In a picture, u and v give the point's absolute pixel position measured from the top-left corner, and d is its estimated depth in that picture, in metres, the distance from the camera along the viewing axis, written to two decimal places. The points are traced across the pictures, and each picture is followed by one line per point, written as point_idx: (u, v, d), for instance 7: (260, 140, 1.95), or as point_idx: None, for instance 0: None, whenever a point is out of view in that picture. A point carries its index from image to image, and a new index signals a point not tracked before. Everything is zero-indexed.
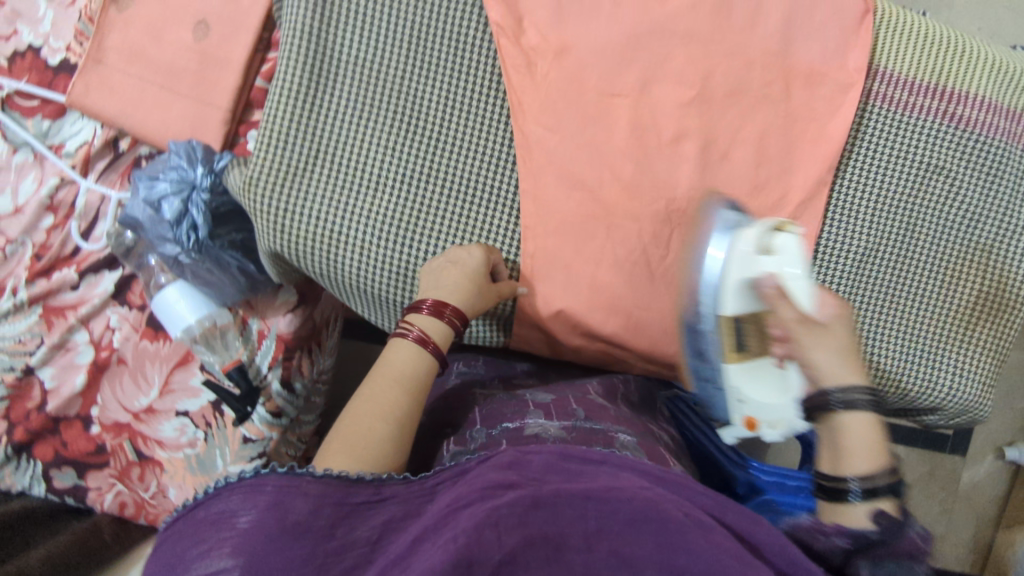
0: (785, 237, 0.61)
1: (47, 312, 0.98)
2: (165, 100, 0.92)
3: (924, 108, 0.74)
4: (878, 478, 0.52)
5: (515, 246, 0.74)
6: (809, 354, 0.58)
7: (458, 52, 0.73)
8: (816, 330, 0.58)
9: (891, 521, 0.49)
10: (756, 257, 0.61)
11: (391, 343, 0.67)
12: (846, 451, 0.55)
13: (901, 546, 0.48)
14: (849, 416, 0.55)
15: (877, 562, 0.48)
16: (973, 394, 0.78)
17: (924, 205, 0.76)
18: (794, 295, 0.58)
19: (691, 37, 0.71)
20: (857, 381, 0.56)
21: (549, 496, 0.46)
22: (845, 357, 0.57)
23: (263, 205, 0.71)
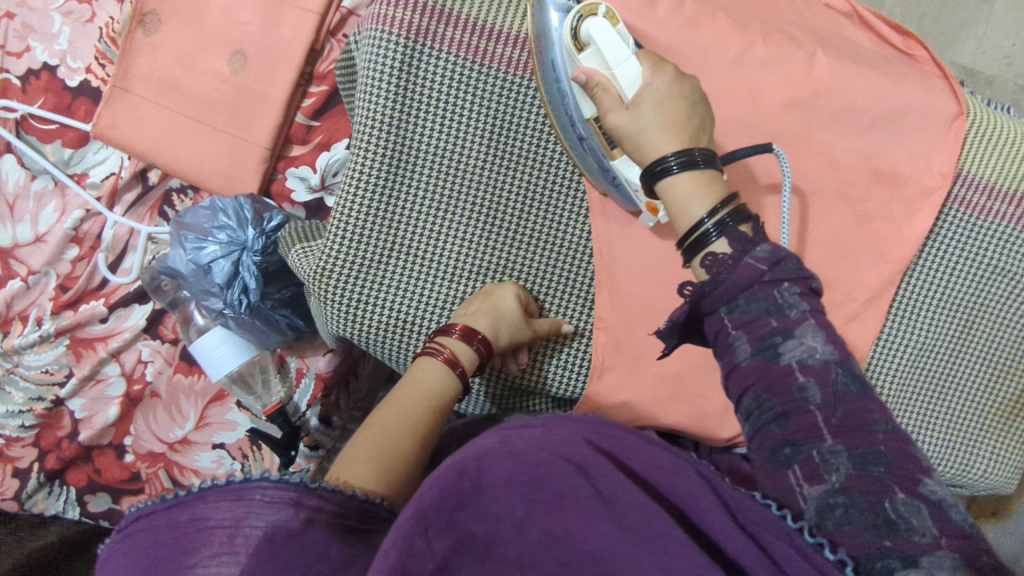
0: (595, 24, 0.58)
1: (75, 344, 0.94)
2: (199, 133, 0.87)
3: (998, 214, 0.73)
4: (723, 210, 0.51)
5: (586, 342, 0.73)
6: (619, 131, 0.57)
7: (542, 147, 0.70)
8: (620, 113, 0.56)
9: (722, 261, 0.50)
10: (575, 56, 0.59)
11: (422, 364, 0.63)
12: (680, 209, 0.53)
13: (737, 280, 0.49)
14: (677, 178, 0.53)
15: (731, 302, 0.49)
16: (1008, 479, 0.81)
17: (990, 305, 0.76)
18: (613, 82, 0.57)
19: (778, 134, 0.69)
20: (688, 144, 0.54)
21: (478, 481, 0.45)
22: (664, 125, 0.55)
23: (332, 296, 0.68)
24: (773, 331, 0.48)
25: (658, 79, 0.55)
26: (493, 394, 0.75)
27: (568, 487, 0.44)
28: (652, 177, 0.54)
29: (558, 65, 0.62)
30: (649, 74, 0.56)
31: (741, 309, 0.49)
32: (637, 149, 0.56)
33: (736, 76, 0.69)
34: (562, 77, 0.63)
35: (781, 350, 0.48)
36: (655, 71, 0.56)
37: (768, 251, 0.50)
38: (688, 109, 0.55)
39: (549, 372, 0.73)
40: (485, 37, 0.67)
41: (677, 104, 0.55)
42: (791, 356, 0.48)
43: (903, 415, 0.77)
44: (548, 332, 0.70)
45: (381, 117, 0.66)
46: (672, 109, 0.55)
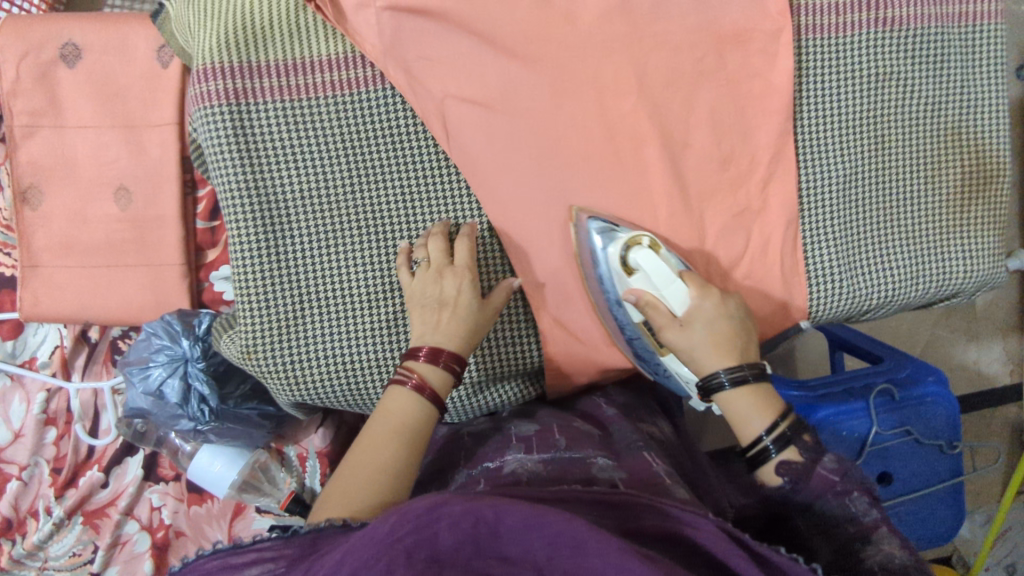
0: (641, 254, 0.66)
1: (89, 518, 0.93)
2: (116, 276, 0.89)
3: (855, 25, 0.72)
4: (782, 424, 0.60)
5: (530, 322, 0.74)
6: (673, 344, 0.65)
7: (401, 150, 0.69)
8: (673, 329, 0.65)
9: (795, 469, 0.58)
10: (625, 278, 0.67)
11: (393, 396, 0.63)
12: (736, 419, 0.63)
13: (812, 487, 0.56)
14: (735, 393, 0.63)
15: (807, 506, 0.56)
16: (991, 266, 0.78)
17: (887, 113, 0.74)
18: (662, 301, 0.66)
19: (612, 44, 0.69)
20: (738, 361, 0.63)
21: (495, 529, 0.40)
22: (714, 348, 0.64)
23: (267, 366, 0.69)
24: (833, 507, 0.55)
25: (706, 301, 0.65)
26: (471, 397, 0.75)
27: (591, 536, 0.38)
28: (710, 389, 0.64)
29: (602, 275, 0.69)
30: (696, 295, 0.65)
31: (818, 513, 0.55)
32: (692, 363, 0.65)
33: (550, 6, 0.68)
34: (608, 286, 0.69)
35: (853, 518, 0.54)
36: (702, 295, 0.65)
37: (835, 462, 0.58)
38: (733, 330, 0.65)
39: (513, 359, 0.74)
40: (302, 72, 0.66)
41: (722, 324, 0.65)
42: (874, 561, 0.51)
43: (855, 253, 0.76)
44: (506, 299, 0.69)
45: (239, 186, 0.66)
46: (721, 331, 0.64)
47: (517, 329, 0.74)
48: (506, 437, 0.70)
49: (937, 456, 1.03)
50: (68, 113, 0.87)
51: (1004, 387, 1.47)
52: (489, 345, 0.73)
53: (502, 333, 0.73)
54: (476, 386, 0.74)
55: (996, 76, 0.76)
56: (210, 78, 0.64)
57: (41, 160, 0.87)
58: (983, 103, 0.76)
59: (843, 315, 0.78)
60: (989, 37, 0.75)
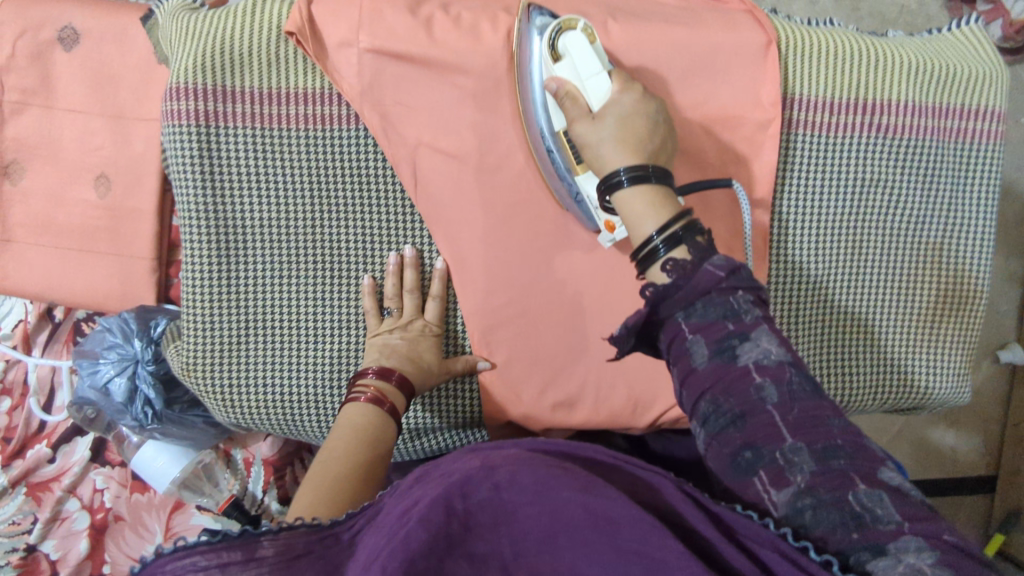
0: (571, 38, 0.59)
1: (32, 490, 0.94)
2: (86, 262, 0.89)
3: (848, 126, 0.71)
4: (674, 226, 0.51)
5: (473, 383, 0.74)
6: (582, 139, 0.58)
7: (367, 191, 0.68)
8: (586, 122, 0.58)
9: (682, 267, 0.49)
10: (550, 65, 0.61)
11: (353, 411, 0.61)
12: (631, 221, 0.54)
13: (697, 285, 0.48)
14: (633, 190, 0.54)
15: (689, 307, 0.48)
16: (955, 385, 0.77)
17: (870, 219, 0.73)
18: (582, 93, 0.59)
19: None
20: (643, 161, 0.55)
21: (465, 522, 0.39)
22: (621, 139, 0.57)
23: (204, 386, 0.68)
24: (729, 333, 0.47)
25: (625, 97, 0.58)
26: (412, 442, 0.75)
27: (561, 526, 0.37)
28: (610, 189, 0.56)
29: (537, 73, 0.63)
30: (617, 89, 0.59)
31: (699, 314, 0.47)
32: (597, 161, 0.58)
33: None
34: (537, 89, 0.63)
35: (738, 352, 0.46)
36: (622, 91, 0.59)
37: (724, 260, 0.49)
38: (647, 129, 0.58)
39: (452, 409, 0.74)
40: (275, 102, 0.66)
41: (637, 122, 0.58)
42: (747, 357, 0.46)
43: (818, 355, 0.74)
44: (464, 372, 0.71)
45: (201, 206, 0.66)
46: (634, 126, 0.58)
47: (463, 384, 0.74)
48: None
49: None
50: (59, 94, 0.87)
51: (975, 478, 1.43)
52: (430, 396, 0.74)
53: (444, 388, 0.74)
54: (419, 430, 0.74)
55: (985, 198, 0.75)
56: (182, 96, 0.64)
57: (27, 137, 0.88)
58: (968, 222, 0.75)
59: None
60: (986, 157, 0.74)
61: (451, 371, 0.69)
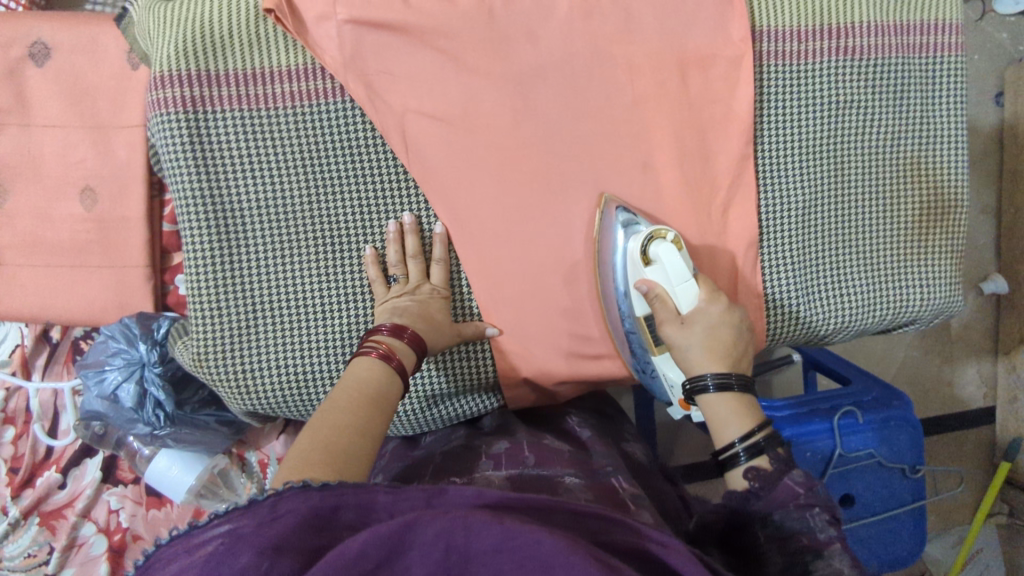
0: (662, 247, 0.65)
1: (45, 519, 0.91)
2: (80, 277, 0.89)
3: (817, 52, 0.73)
4: (758, 435, 0.59)
5: (484, 346, 0.74)
6: (670, 341, 0.65)
7: (359, 163, 0.69)
8: (675, 326, 0.64)
9: (764, 476, 0.55)
10: (639, 267, 0.67)
11: (363, 365, 0.63)
12: (715, 424, 0.61)
13: (777, 496, 0.53)
14: (717, 397, 0.61)
15: (768, 499, 0.54)
16: (948, 295, 0.79)
17: (847, 140, 0.75)
18: (671, 297, 0.65)
19: (570, 65, 0.70)
20: (728, 368, 0.62)
21: (465, 554, 0.37)
22: (708, 351, 0.63)
23: (218, 374, 0.68)
24: (804, 548, 0.50)
25: (713, 307, 0.64)
26: (424, 409, 0.75)
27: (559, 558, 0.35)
28: (696, 391, 0.62)
29: (623, 270, 0.69)
30: (704, 299, 0.65)
31: (778, 513, 0.53)
32: (683, 361, 0.64)
33: (512, 24, 0.69)
34: (619, 279, 0.70)
35: (810, 568, 0.49)
36: (710, 299, 0.65)
37: (803, 475, 0.55)
38: (733, 338, 0.64)
39: (463, 373, 0.74)
40: (261, 82, 0.66)
41: (723, 332, 0.64)
42: (821, 550, 0.52)
43: (814, 277, 0.76)
44: (475, 339, 0.71)
45: (194, 194, 0.66)
46: (720, 337, 0.64)
47: (472, 348, 0.74)
48: (475, 455, 0.71)
49: (901, 481, 1.03)
50: (36, 111, 0.87)
51: (976, 410, 1.47)
52: (441, 361, 0.73)
53: (454, 351, 0.74)
54: (433, 397, 0.74)
55: (954, 109, 0.77)
56: (167, 85, 0.64)
57: (6, 157, 0.87)
58: (941, 134, 0.77)
59: (803, 338, 0.78)
60: (949, 71, 0.76)
61: (462, 332, 0.70)
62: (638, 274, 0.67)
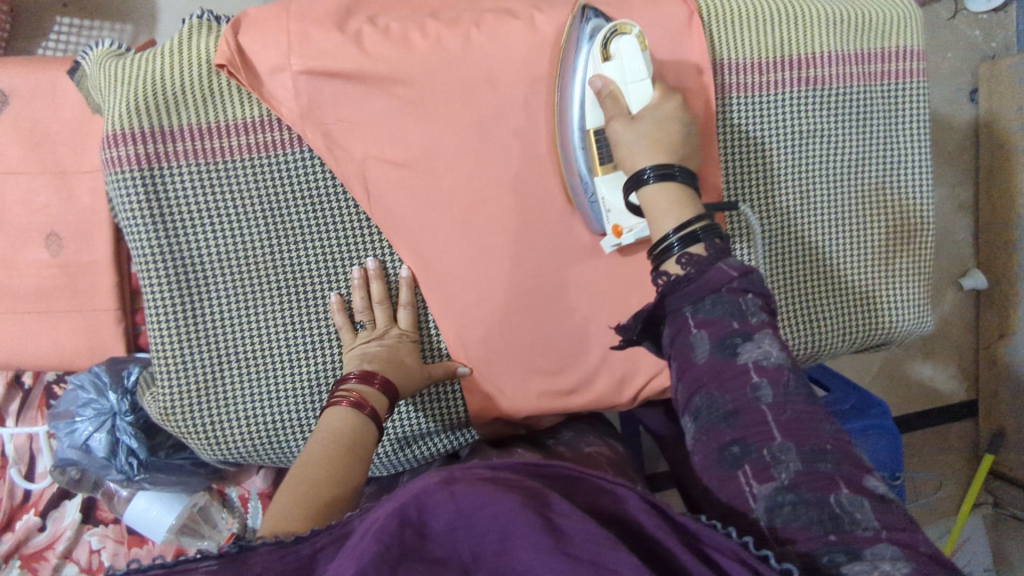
0: (624, 41, 0.62)
1: (26, 562, 0.91)
2: (49, 323, 0.88)
3: (778, 83, 0.73)
4: (695, 226, 0.56)
5: (455, 389, 0.75)
6: (616, 137, 0.62)
7: (320, 211, 0.69)
8: (623, 122, 0.62)
9: (696, 260, 0.55)
10: (598, 62, 0.64)
11: (335, 415, 0.61)
12: (655, 215, 0.59)
13: (710, 280, 0.53)
14: (660, 189, 0.59)
15: (698, 301, 0.53)
16: (918, 316, 0.80)
17: (811, 169, 0.75)
18: (623, 96, 0.63)
19: (530, 104, 0.69)
20: (671, 162, 0.60)
21: (421, 530, 0.36)
22: (652, 145, 0.61)
23: (187, 428, 0.68)
24: (733, 331, 0.51)
25: (665, 107, 0.63)
26: (397, 451, 0.75)
27: (513, 521, 0.35)
28: (636, 185, 0.60)
29: (584, 72, 0.66)
30: (657, 98, 0.64)
31: (707, 309, 0.53)
32: (626, 160, 0.62)
33: (470, 64, 0.68)
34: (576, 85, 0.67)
35: (739, 350, 0.51)
36: (664, 100, 0.64)
37: (737, 263, 0.54)
38: (680, 137, 0.63)
39: (433, 413, 0.75)
40: (217, 136, 0.66)
41: (672, 128, 0.62)
42: (749, 356, 0.50)
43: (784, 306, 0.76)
44: (445, 378, 0.72)
45: (155, 250, 0.66)
46: (667, 131, 0.62)
47: (444, 387, 0.75)
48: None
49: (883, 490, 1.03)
50: None
51: (957, 404, 1.49)
52: (413, 402, 0.74)
53: (427, 391, 0.74)
54: (404, 439, 0.75)
55: (917, 132, 0.77)
56: (120, 143, 0.64)
57: None
58: (904, 158, 0.78)
59: None
60: (913, 96, 0.76)
61: (433, 374, 0.70)
62: (596, 69, 0.64)
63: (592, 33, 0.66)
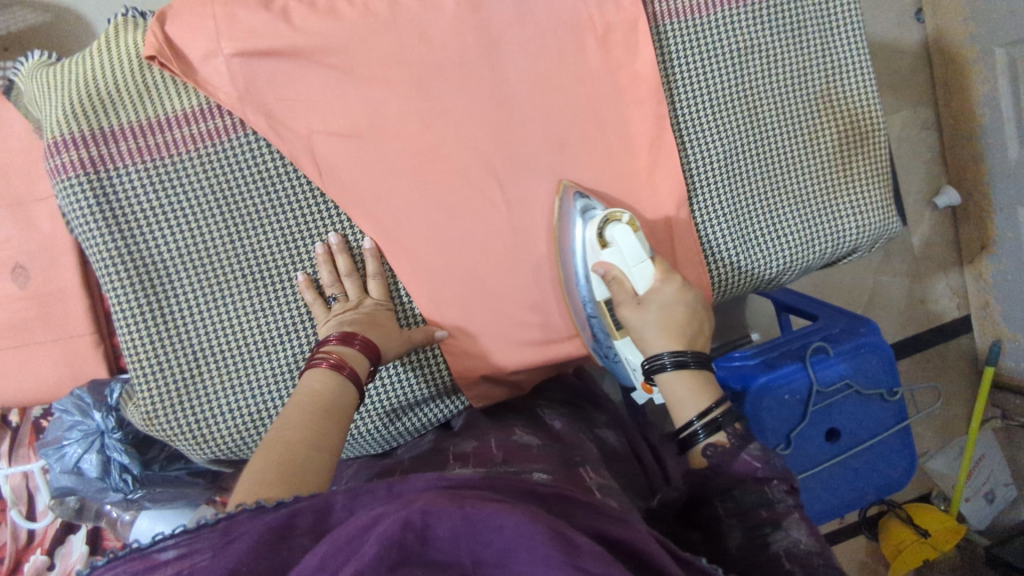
0: (617, 229, 0.67)
1: None
2: (26, 355, 0.87)
3: (709, 5, 0.74)
4: (715, 412, 0.60)
5: (435, 355, 0.74)
6: (627, 322, 0.66)
7: (274, 193, 0.69)
8: (631, 307, 0.66)
9: (723, 452, 0.58)
10: (598, 250, 0.68)
11: (315, 378, 0.61)
12: (675, 402, 0.63)
13: (735, 471, 0.57)
14: (675, 376, 0.63)
15: (728, 491, 0.56)
16: (883, 216, 0.80)
17: (756, 85, 0.76)
18: (628, 278, 0.67)
19: (468, 58, 0.69)
20: (682, 346, 0.64)
21: (423, 536, 0.35)
22: (663, 329, 0.65)
23: (172, 428, 0.67)
24: (763, 521, 0.53)
25: (668, 286, 0.66)
26: (383, 424, 0.74)
27: (525, 542, 0.34)
28: (653, 371, 0.64)
29: (583, 245, 0.71)
30: (659, 279, 0.67)
31: (737, 499, 0.56)
32: (640, 342, 0.66)
33: (402, 26, 0.67)
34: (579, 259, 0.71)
35: (770, 539, 0.52)
36: (665, 280, 0.67)
37: (760, 450, 0.58)
38: (686, 315, 0.66)
39: (414, 381, 0.73)
40: (159, 131, 0.66)
41: (677, 308, 0.66)
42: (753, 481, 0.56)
43: (749, 224, 0.77)
44: (425, 344, 0.71)
45: (112, 253, 0.65)
46: (674, 315, 0.66)
47: (421, 354, 0.73)
48: (444, 457, 0.69)
49: (882, 406, 1.02)
50: None
51: (953, 320, 1.50)
52: (390, 373, 0.72)
53: (405, 360, 0.73)
54: (390, 411, 0.74)
55: (852, 36, 0.79)
56: (63, 150, 0.63)
57: None
58: (845, 63, 0.79)
59: (751, 284, 0.79)
60: (840, 2, 0.78)
61: (413, 336, 0.70)
62: (597, 258, 0.69)
63: (584, 211, 0.71)
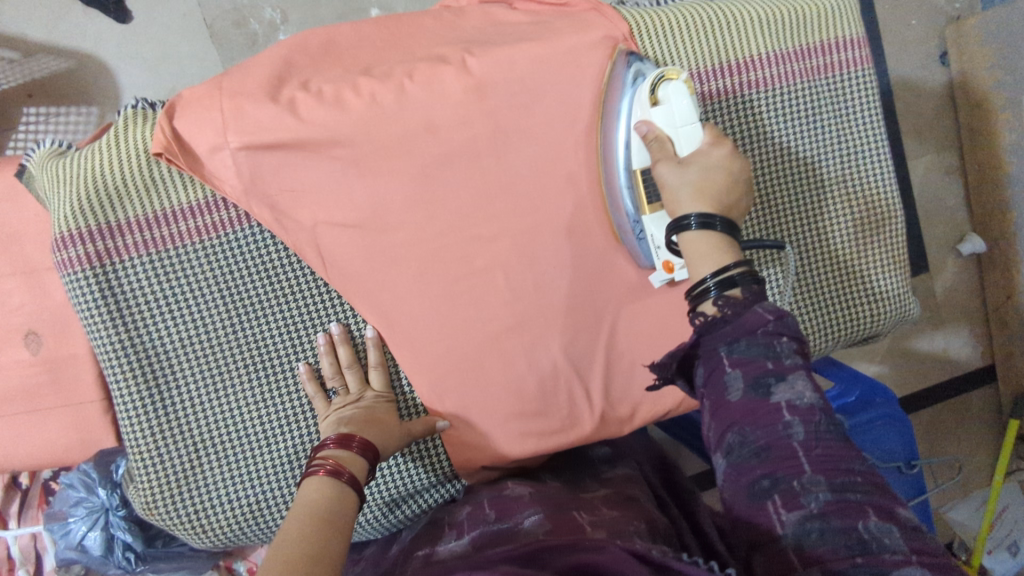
0: (673, 87, 0.62)
1: None
2: (37, 419, 0.87)
3: (718, 93, 0.73)
4: (733, 269, 0.54)
5: (433, 443, 0.74)
6: (661, 179, 0.60)
7: (278, 283, 0.69)
8: (670, 164, 0.60)
9: (735, 302, 0.52)
10: (647, 107, 0.64)
11: (311, 486, 0.60)
12: (694, 258, 0.57)
13: (748, 322, 0.51)
14: (699, 234, 0.57)
15: (732, 342, 0.51)
16: (899, 303, 0.78)
17: (766, 171, 0.75)
18: (673, 139, 0.62)
19: (475, 144, 0.68)
20: (713, 208, 0.58)
21: None
22: (698, 190, 0.58)
23: (171, 518, 0.67)
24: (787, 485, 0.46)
25: (717, 149, 0.60)
26: (388, 513, 0.75)
27: None
28: (676, 229, 0.58)
29: (629, 114, 0.67)
30: (709, 142, 0.61)
31: (742, 350, 0.51)
32: (671, 203, 0.60)
33: (406, 114, 0.66)
34: (627, 111, 0.67)
35: (773, 390, 0.49)
36: (716, 143, 0.61)
37: (773, 306, 0.53)
38: (728, 182, 0.59)
39: (415, 471, 0.74)
40: (164, 224, 0.66)
41: (719, 173, 0.59)
42: (783, 395, 0.49)
43: None
44: (425, 434, 0.71)
45: (116, 344, 0.66)
46: (715, 179, 0.59)
47: (423, 444, 0.74)
48: (440, 528, 0.65)
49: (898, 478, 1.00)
50: None
51: (976, 371, 1.44)
52: (392, 465, 0.74)
53: (406, 450, 0.74)
54: (393, 501, 0.75)
55: (868, 119, 0.77)
56: (70, 245, 0.64)
57: None
58: (861, 146, 0.77)
59: None
60: (857, 85, 0.76)
61: (413, 431, 0.69)
62: (643, 114, 0.64)
63: (635, 78, 0.67)
